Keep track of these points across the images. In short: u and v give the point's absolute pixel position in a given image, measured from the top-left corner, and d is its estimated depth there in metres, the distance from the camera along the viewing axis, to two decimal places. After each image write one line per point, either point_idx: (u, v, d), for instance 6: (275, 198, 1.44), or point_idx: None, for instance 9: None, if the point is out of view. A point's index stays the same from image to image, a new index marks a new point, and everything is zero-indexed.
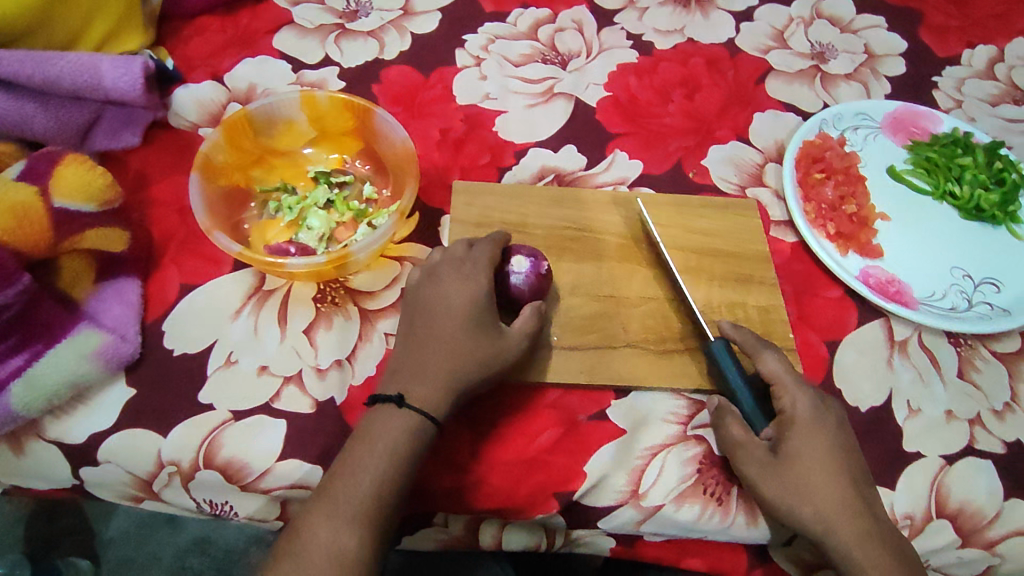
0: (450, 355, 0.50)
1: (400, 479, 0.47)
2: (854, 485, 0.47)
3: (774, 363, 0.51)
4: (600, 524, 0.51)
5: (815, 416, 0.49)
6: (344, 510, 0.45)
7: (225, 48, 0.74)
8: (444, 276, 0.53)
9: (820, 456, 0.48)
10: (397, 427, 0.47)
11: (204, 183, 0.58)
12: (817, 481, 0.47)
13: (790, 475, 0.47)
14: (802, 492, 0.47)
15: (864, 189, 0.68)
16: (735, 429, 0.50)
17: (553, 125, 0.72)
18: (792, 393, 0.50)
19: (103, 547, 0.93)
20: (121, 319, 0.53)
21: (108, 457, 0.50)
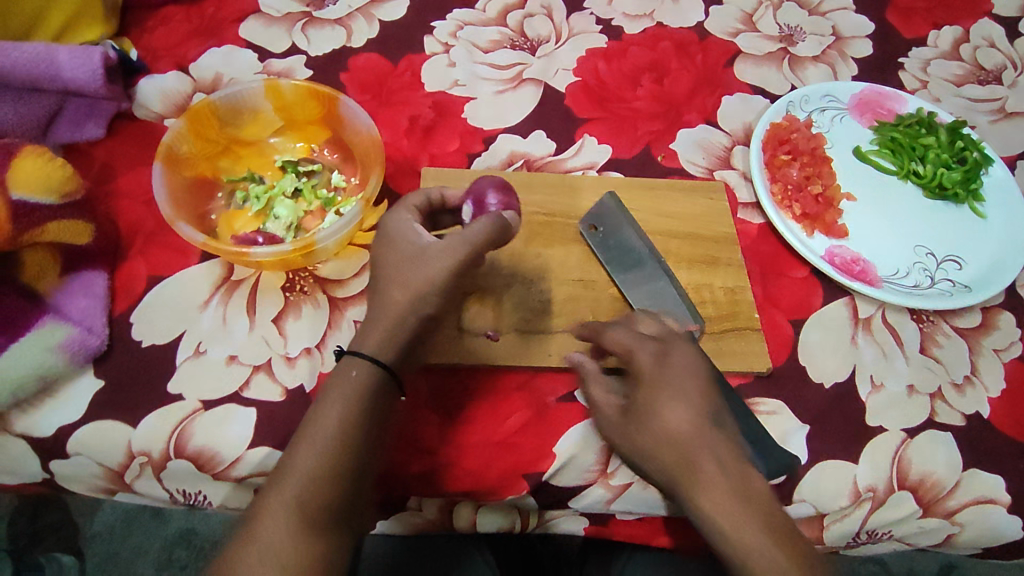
0: (400, 305, 0.47)
1: (357, 446, 0.43)
2: (757, 488, 0.40)
3: (620, 335, 0.48)
4: (571, 504, 0.52)
5: (660, 364, 0.45)
6: (292, 490, 0.41)
7: (190, 37, 0.73)
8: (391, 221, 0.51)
9: (678, 402, 0.42)
10: (353, 381, 0.44)
11: (168, 174, 0.58)
12: (688, 448, 0.41)
13: (634, 433, 0.44)
14: (709, 490, 0.39)
15: (830, 169, 0.69)
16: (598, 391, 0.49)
17: (523, 110, 0.72)
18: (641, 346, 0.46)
19: (87, 543, 0.92)
20: (88, 312, 0.53)
21: (78, 449, 0.50)
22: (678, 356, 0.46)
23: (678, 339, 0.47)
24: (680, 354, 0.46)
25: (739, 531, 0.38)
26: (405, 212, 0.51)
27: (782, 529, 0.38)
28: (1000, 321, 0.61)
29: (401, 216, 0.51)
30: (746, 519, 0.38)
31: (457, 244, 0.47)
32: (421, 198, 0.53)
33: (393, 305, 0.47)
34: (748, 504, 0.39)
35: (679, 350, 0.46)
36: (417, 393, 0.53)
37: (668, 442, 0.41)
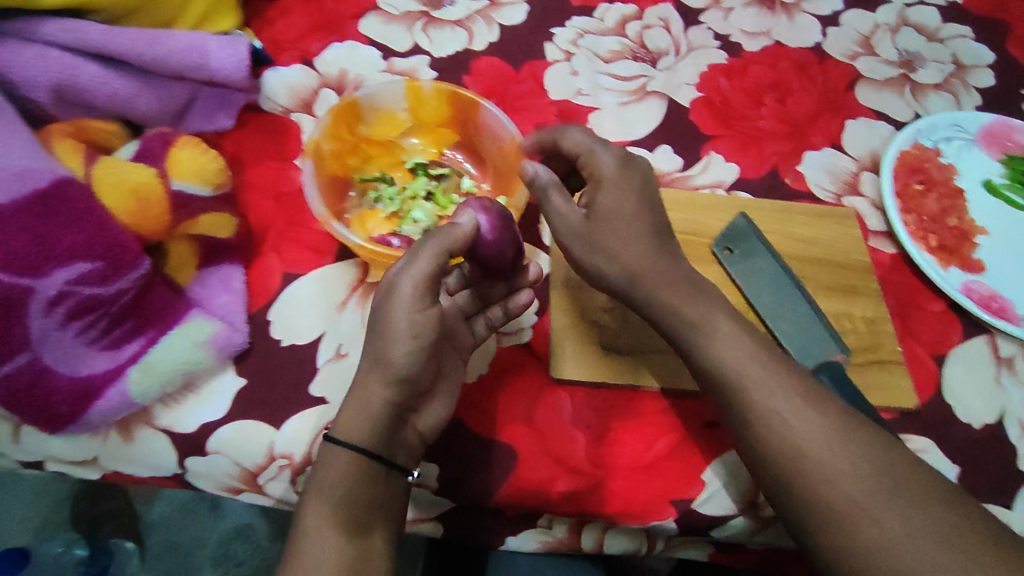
0: (365, 398, 0.45)
1: (360, 499, 0.44)
2: (827, 408, 0.43)
3: (605, 159, 0.51)
4: (714, 533, 0.50)
5: (621, 169, 0.51)
6: (314, 535, 0.43)
7: (312, 32, 0.73)
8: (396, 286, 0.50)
9: (716, 315, 0.46)
10: (341, 460, 0.44)
11: (315, 170, 0.56)
12: (718, 322, 0.46)
13: (686, 308, 0.46)
14: (773, 426, 0.42)
15: (964, 202, 0.68)
16: (558, 199, 0.51)
17: (650, 124, 0.70)
18: (598, 160, 0.52)
19: (148, 531, 0.93)
20: (229, 308, 0.52)
21: (218, 448, 0.49)
22: (653, 192, 0.51)
23: (637, 162, 0.52)
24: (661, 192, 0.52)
25: (827, 477, 0.40)
26: (401, 258, 0.47)
27: (864, 460, 0.41)
28: None
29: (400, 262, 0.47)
30: (835, 445, 0.41)
31: (433, 250, 0.46)
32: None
33: (369, 391, 0.45)
34: (827, 433, 0.42)
35: (643, 172, 0.52)
36: (562, 410, 0.52)
37: (726, 366, 0.45)
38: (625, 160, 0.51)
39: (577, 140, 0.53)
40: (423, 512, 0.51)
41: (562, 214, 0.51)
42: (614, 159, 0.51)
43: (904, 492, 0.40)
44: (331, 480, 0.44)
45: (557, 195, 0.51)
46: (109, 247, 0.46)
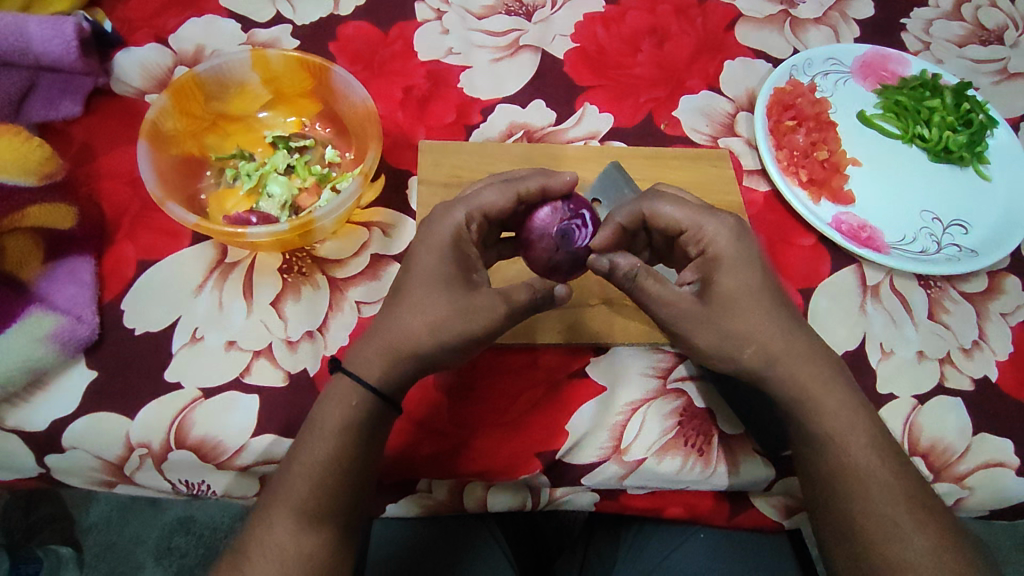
0: (406, 327, 0.46)
1: (352, 460, 0.45)
2: (820, 356, 0.48)
3: (717, 230, 0.49)
4: (585, 481, 0.51)
5: (739, 243, 0.48)
6: (298, 492, 0.44)
7: (168, 6, 0.69)
8: (417, 244, 0.49)
9: (747, 301, 0.47)
10: (340, 404, 0.45)
11: (154, 152, 0.55)
12: (750, 320, 0.47)
13: (722, 317, 0.47)
14: (789, 377, 0.47)
15: (835, 135, 0.68)
16: (653, 286, 0.47)
17: (521, 79, 0.69)
18: (706, 224, 0.49)
19: (85, 534, 0.90)
20: (75, 300, 0.51)
21: (74, 443, 0.48)
22: (752, 241, 0.49)
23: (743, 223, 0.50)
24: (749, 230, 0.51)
25: (828, 420, 0.47)
26: (458, 216, 0.49)
27: (859, 405, 0.47)
28: (1006, 285, 0.61)
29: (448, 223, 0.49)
30: (830, 395, 0.47)
31: (464, 211, 0.49)
32: (499, 199, 0.50)
33: (407, 331, 0.46)
34: (817, 378, 0.47)
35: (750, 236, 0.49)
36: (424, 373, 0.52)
37: (740, 325, 0.47)
38: (736, 223, 0.49)
39: (671, 214, 0.50)
40: None
41: (666, 297, 0.47)
42: (719, 226, 0.49)
43: (870, 422, 0.47)
44: (312, 449, 0.45)
45: (652, 282, 0.48)
46: None
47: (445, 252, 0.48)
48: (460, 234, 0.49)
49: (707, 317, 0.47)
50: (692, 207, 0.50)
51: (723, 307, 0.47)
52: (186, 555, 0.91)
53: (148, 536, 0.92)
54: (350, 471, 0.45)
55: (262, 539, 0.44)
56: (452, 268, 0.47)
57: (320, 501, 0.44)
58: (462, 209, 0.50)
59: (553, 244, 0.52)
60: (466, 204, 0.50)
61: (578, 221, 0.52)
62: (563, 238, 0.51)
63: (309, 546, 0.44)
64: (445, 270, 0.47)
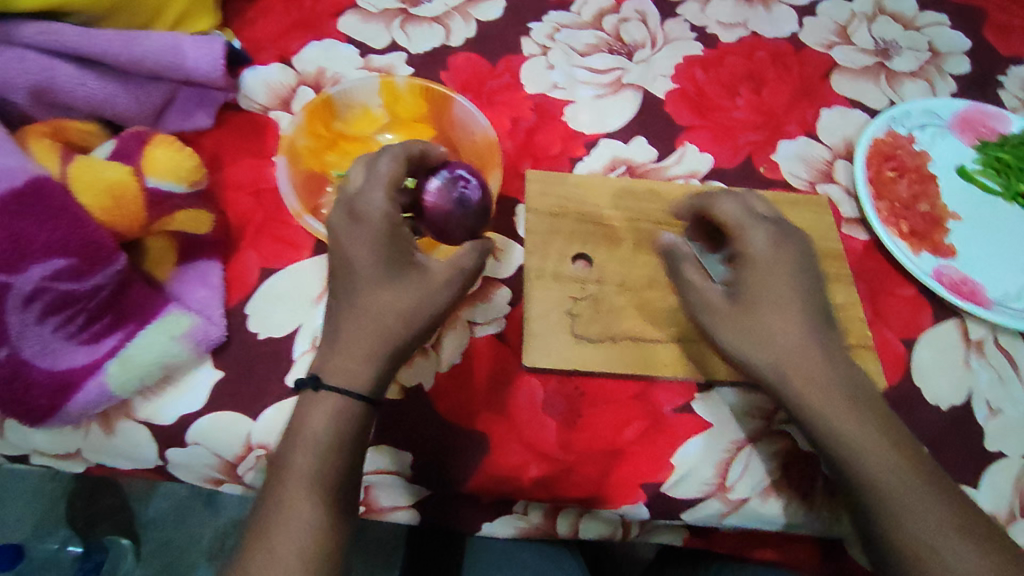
0: (367, 326, 0.48)
1: (339, 463, 0.46)
2: (840, 358, 0.49)
3: (729, 202, 0.54)
4: (686, 516, 0.50)
5: (773, 244, 0.51)
6: (299, 496, 0.45)
7: (291, 31, 0.74)
8: (344, 232, 0.49)
9: (780, 313, 0.49)
10: (324, 410, 0.46)
11: (290, 166, 0.58)
12: (789, 320, 0.49)
13: (746, 319, 0.49)
14: (824, 416, 0.47)
15: (936, 187, 0.69)
16: (693, 275, 0.52)
17: (623, 116, 0.71)
18: (745, 224, 0.53)
19: (144, 528, 0.96)
20: (206, 302, 0.54)
21: (196, 439, 0.50)
22: (794, 242, 0.52)
23: (794, 229, 0.54)
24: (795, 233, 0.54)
25: (844, 442, 0.47)
26: (382, 194, 0.49)
27: (888, 433, 0.47)
28: None
29: (376, 194, 0.49)
30: (836, 401, 0.47)
31: (454, 203, 0.53)
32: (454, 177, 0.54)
33: (365, 326, 0.48)
34: (825, 386, 0.48)
35: (796, 237, 0.53)
36: (532, 398, 0.52)
37: (766, 324, 0.49)
38: (774, 224, 0.53)
39: (727, 211, 0.54)
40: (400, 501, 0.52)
41: (697, 287, 0.51)
42: (766, 235, 0.52)
43: (870, 424, 0.47)
44: (310, 433, 0.46)
45: (691, 270, 0.52)
46: (85, 245, 0.48)
47: (379, 232, 0.48)
48: (391, 212, 0.49)
49: (734, 315, 0.50)
50: (742, 208, 0.54)
51: (752, 287, 0.50)
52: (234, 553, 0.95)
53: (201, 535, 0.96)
54: (342, 461, 0.46)
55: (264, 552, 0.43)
56: (386, 251, 0.49)
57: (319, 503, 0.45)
58: (380, 184, 0.50)
59: (457, 211, 0.53)
60: (388, 151, 0.52)
61: (462, 179, 0.53)
62: (458, 197, 0.53)
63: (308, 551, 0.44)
64: (387, 257, 0.49)
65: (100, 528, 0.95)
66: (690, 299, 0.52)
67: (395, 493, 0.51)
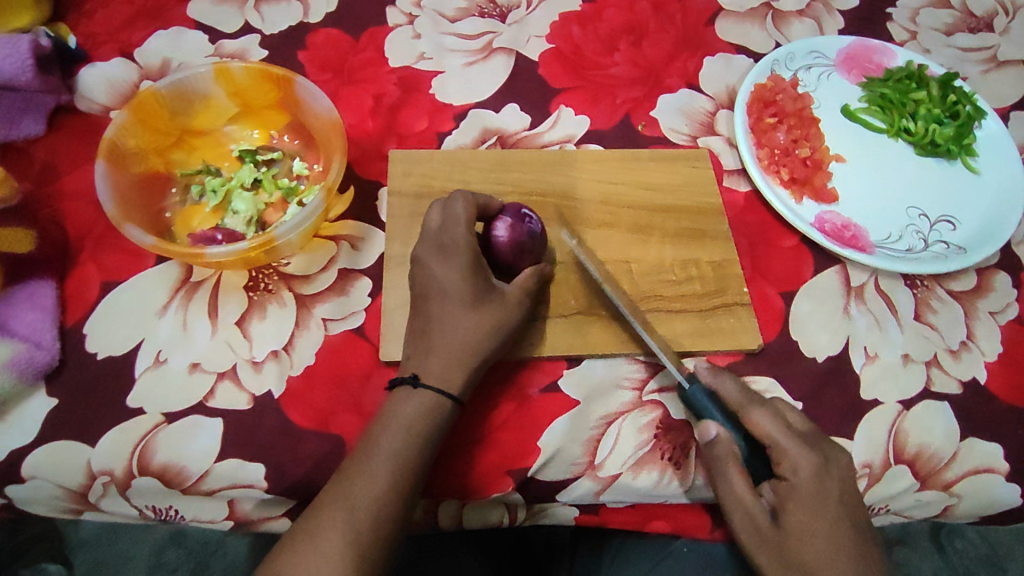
0: (450, 331, 0.47)
1: (421, 458, 0.44)
2: (866, 537, 0.43)
3: (764, 420, 0.44)
4: (559, 498, 0.50)
5: (817, 481, 0.43)
6: (360, 507, 0.42)
7: (134, 20, 0.68)
8: (434, 259, 0.49)
9: (819, 517, 0.41)
10: (416, 408, 0.45)
11: (113, 171, 0.54)
12: (826, 528, 0.41)
13: (796, 552, 0.41)
14: (797, 563, 0.41)
15: (818, 130, 0.66)
16: (741, 487, 0.43)
17: (494, 83, 0.67)
18: (790, 452, 0.43)
19: (75, 551, 0.82)
20: (35, 326, 0.50)
21: (33, 473, 0.47)
22: (837, 472, 0.44)
23: (830, 451, 0.45)
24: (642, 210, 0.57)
25: None
26: (462, 224, 0.49)
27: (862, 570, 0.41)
28: (996, 282, 0.59)
29: (458, 224, 0.50)
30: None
31: (469, 202, 0.51)
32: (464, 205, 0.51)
33: (463, 338, 0.47)
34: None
35: (835, 461, 0.44)
36: None
37: (820, 546, 0.41)
38: (820, 453, 0.44)
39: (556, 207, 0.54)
40: (264, 513, 0.48)
41: (740, 502, 0.43)
42: (816, 463, 0.43)
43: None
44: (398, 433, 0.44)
45: (739, 477, 0.44)
46: None
47: (467, 259, 0.49)
48: (473, 242, 0.49)
49: (777, 543, 0.42)
50: (783, 429, 0.44)
51: (793, 537, 0.41)
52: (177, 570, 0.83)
53: (137, 552, 0.83)
54: (417, 471, 0.44)
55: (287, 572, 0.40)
56: (446, 271, 0.48)
57: (381, 515, 0.42)
58: (460, 221, 0.50)
59: (524, 246, 0.52)
60: (455, 197, 0.51)
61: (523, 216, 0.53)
62: (530, 233, 0.52)
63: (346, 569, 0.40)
64: (469, 283, 0.48)
65: (30, 555, 0.82)
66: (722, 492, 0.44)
67: (258, 504, 0.48)
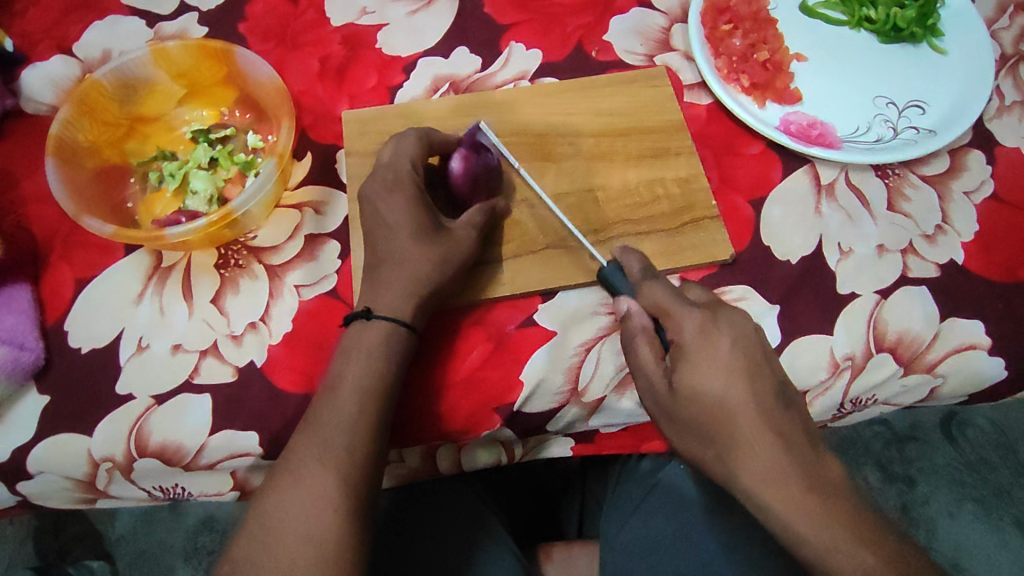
0: (399, 274, 0.48)
1: (388, 386, 0.46)
2: (769, 387, 0.41)
3: (653, 290, 0.45)
4: (549, 427, 0.51)
5: (702, 336, 0.42)
6: (332, 438, 0.43)
7: (68, 15, 0.66)
8: (380, 197, 0.50)
9: (711, 370, 0.41)
10: (373, 338, 0.47)
11: (66, 168, 0.54)
12: (716, 383, 0.40)
13: (685, 407, 0.42)
14: (689, 416, 0.41)
15: (776, 32, 0.64)
16: (644, 355, 0.45)
17: (440, 28, 0.65)
18: (676, 315, 0.44)
19: (115, 546, 0.85)
20: (16, 329, 0.50)
21: (40, 468, 0.48)
22: (727, 326, 0.43)
23: (726, 308, 0.44)
24: (601, 150, 0.58)
25: (721, 443, 0.40)
26: (405, 160, 0.50)
27: (760, 420, 0.40)
28: (970, 161, 0.58)
29: (402, 163, 0.50)
30: (765, 438, 0.39)
31: (414, 139, 0.52)
32: (413, 140, 0.51)
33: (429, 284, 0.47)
34: (748, 441, 0.39)
35: (727, 316, 0.43)
36: None
37: (715, 405, 0.40)
38: (708, 310, 0.44)
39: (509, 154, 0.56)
40: None
41: (644, 370, 0.45)
42: (699, 321, 0.43)
43: (788, 455, 0.39)
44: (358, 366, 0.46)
45: (644, 346, 0.45)
46: None
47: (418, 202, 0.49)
48: (419, 178, 0.50)
49: (674, 407, 0.43)
50: (672, 295, 0.45)
51: (682, 394, 0.42)
52: (214, 552, 0.86)
53: (173, 539, 0.86)
54: (384, 400, 0.45)
55: (273, 511, 0.40)
56: (396, 221, 0.49)
57: (357, 442, 0.43)
58: (407, 157, 0.51)
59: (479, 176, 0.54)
60: (404, 134, 0.52)
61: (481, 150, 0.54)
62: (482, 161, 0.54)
63: (332, 496, 0.41)
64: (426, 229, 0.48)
65: (76, 555, 0.85)
66: (632, 362, 0.46)
67: (261, 472, 0.50)
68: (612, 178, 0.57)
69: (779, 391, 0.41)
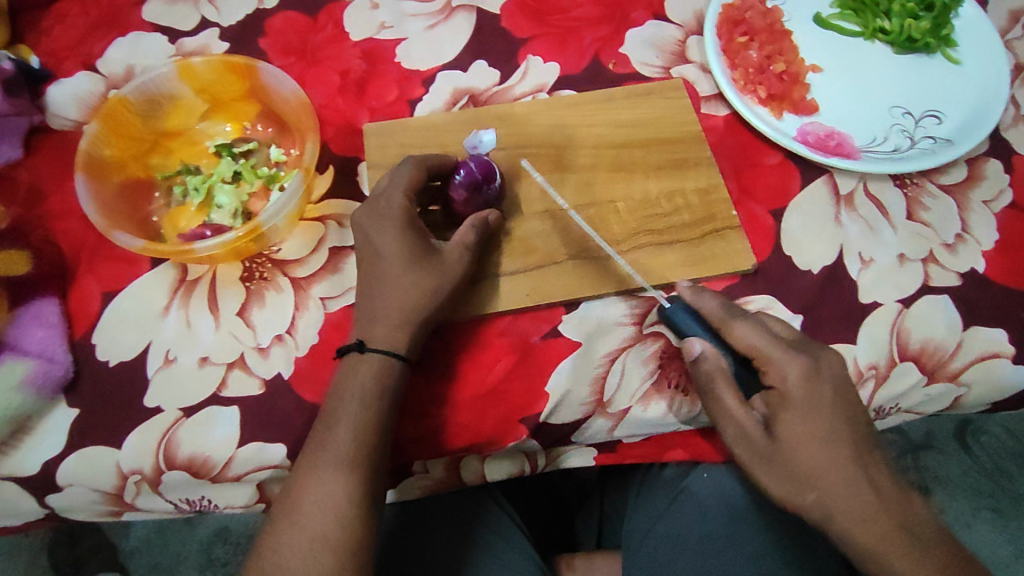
0: (424, 289, 0.48)
1: (382, 426, 0.45)
2: (866, 437, 0.43)
3: (746, 332, 0.45)
4: (575, 438, 0.51)
5: (809, 385, 0.43)
6: (331, 475, 0.43)
7: (92, 31, 0.67)
8: (373, 227, 0.50)
9: (817, 421, 0.42)
10: (366, 371, 0.46)
11: (93, 182, 0.55)
12: (819, 438, 0.42)
13: (788, 456, 0.42)
14: (794, 464, 0.42)
15: (791, 43, 0.65)
16: (730, 401, 0.45)
17: (458, 42, 0.66)
18: (778, 360, 0.44)
19: (130, 558, 0.85)
20: (46, 342, 0.51)
21: (69, 480, 0.49)
22: (829, 373, 0.44)
23: (822, 353, 0.45)
24: (619, 164, 0.59)
25: (825, 493, 0.41)
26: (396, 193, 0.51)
27: (864, 470, 0.41)
28: (987, 170, 0.58)
29: (394, 193, 0.51)
30: (867, 493, 0.41)
31: (411, 169, 0.52)
32: (409, 170, 0.52)
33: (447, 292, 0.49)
34: (852, 491, 0.41)
35: (826, 363, 0.44)
36: None
37: (819, 453, 0.42)
38: (810, 357, 0.44)
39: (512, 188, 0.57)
40: None
41: (733, 417, 0.44)
42: (803, 368, 0.43)
43: (885, 502, 0.41)
44: (354, 399, 0.45)
45: (729, 394, 0.45)
46: None
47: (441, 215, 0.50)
48: (410, 207, 0.50)
49: (772, 454, 0.43)
50: (770, 339, 0.45)
51: (787, 446, 0.42)
52: (229, 564, 0.86)
53: (187, 551, 0.86)
54: (380, 434, 0.45)
55: (272, 552, 0.41)
56: (421, 235, 0.49)
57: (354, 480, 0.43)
58: (401, 184, 0.51)
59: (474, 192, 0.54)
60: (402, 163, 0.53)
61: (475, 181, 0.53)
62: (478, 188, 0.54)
63: (330, 542, 0.41)
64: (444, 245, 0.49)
65: (90, 568, 0.85)
66: (714, 407, 0.46)
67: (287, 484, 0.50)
68: (632, 189, 0.57)
69: (871, 435, 0.43)
